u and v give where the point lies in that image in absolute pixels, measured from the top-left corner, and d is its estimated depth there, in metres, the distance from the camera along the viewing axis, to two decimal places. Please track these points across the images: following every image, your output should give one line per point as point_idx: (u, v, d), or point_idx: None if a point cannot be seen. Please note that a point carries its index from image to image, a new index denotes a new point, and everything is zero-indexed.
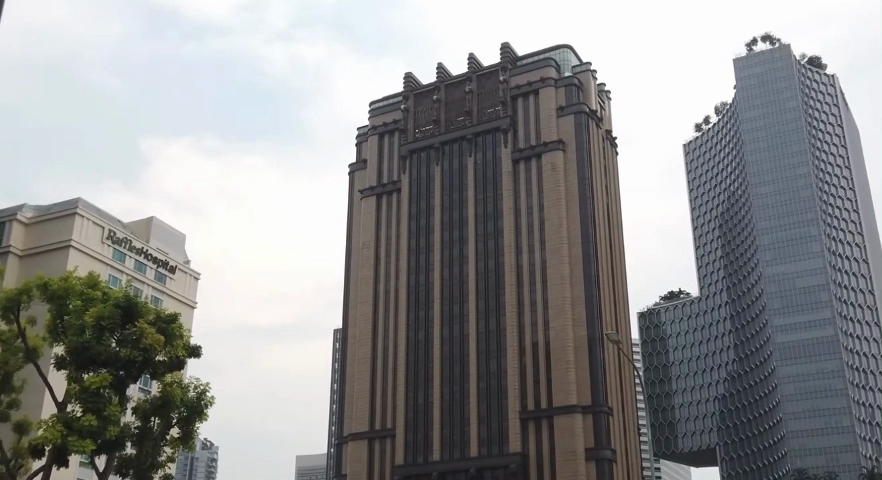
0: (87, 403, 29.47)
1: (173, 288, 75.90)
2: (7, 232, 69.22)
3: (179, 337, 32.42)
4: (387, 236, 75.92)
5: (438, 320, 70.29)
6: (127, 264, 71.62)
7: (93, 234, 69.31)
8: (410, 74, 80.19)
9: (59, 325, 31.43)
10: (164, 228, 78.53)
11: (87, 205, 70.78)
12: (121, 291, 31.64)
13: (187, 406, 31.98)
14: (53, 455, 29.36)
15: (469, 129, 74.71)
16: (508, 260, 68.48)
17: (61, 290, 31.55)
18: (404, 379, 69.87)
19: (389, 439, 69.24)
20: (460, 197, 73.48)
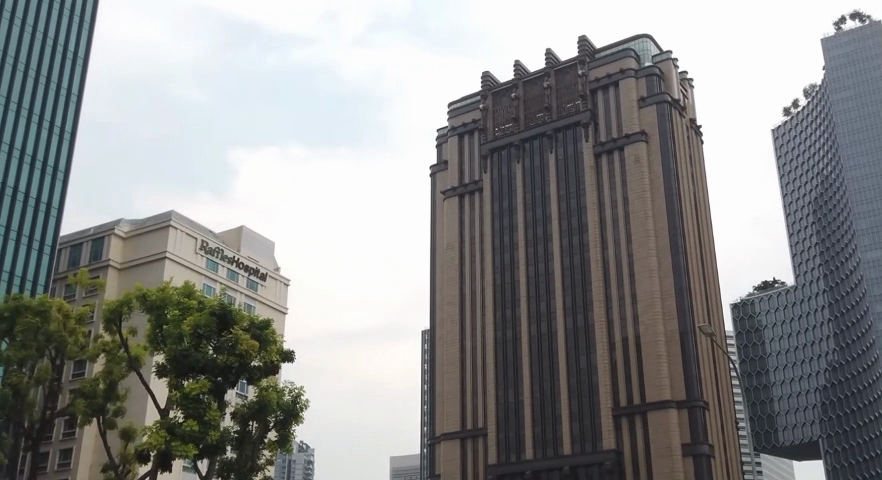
0: (188, 409, 30.47)
1: (264, 294, 77.96)
2: (106, 246, 72.02)
3: (272, 343, 33.27)
4: (471, 236, 76.24)
5: (525, 318, 70.01)
6: (220, 272, 73.68)
7: (186, 245, 71.55)
8: (487, 74, 80.33)
9: (159, 335, 32.48)
10: (253, 236, 80.47)
11: (181, 218, 73.16)
12: (215, 300, 32.59)
13: (284, 409, 32.73)
14: (158, 459, 30.47)
15: (549, 125, 74.23)
16: (594, 256, 67.74)
17: (159, 300, 32.71)
18: (493, 378, 69.93)
19: (481, 438, 69.53)
20: (543, 194, 72.97)
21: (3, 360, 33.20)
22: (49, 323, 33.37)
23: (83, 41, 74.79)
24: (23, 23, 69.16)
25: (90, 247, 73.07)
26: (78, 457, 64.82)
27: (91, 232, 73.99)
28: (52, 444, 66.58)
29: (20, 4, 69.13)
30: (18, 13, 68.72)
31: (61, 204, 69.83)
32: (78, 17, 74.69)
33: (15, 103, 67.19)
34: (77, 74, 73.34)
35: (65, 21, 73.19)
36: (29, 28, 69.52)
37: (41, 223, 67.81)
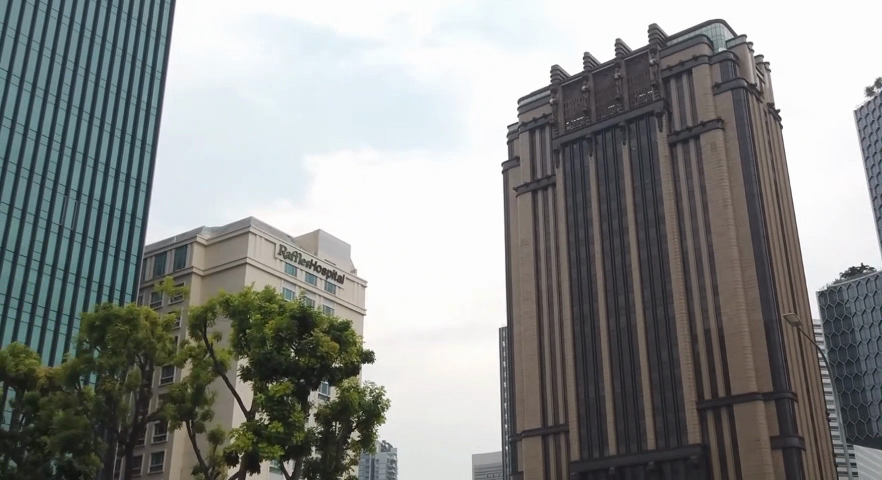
0: (273, 411, 31.05)
1: (342, 296, 78.94)
2: (189, 254, 73.93)
3: (352, 344, 33.68)
4: (546, 231, 75.85)
5: (604, 312, 69.27)
6: (298, 276, 74.95)
7: (264, 250, 72.96)
8: (557, 67, 79.75)
9: (242, 339, 33.18)
10: (330, 240, 81.62)
11: (259, 223, 74.70)
12: (295, 303, 33.24)
13: (365, 409, 33.10)
14: (247, 461, 31.12)
15: (621, 116, 73.27)
16: (672, 247, 66.61)
17: (241, 305, 33.42)
18: (574, 374, 69.44)
19: (563, 434, 69.13)
20: (617, 186, 72.04)
21: (96, 368, 34.34)
22: (138, 331, 34.34)
23: (161, 55, 76.98)
24: (103, 40, 71.63)
25: (173, 256, 75.22)
26: (169, 460, 66.74)
27: (175, 241, 76.17)
28: (145, 448, 68.79)
29: (101, 23, 71.66)
30: (99, 31, 71.27)
31: (145, 215, 72.15)
32: (155, 32, 76.93)
33: (99, 119, 69.72)
34: (156, 88, 75.56)
35: (143, 36, 75.50)
36: (110, 45, 72.01)
37: (127, 234, 70.23)
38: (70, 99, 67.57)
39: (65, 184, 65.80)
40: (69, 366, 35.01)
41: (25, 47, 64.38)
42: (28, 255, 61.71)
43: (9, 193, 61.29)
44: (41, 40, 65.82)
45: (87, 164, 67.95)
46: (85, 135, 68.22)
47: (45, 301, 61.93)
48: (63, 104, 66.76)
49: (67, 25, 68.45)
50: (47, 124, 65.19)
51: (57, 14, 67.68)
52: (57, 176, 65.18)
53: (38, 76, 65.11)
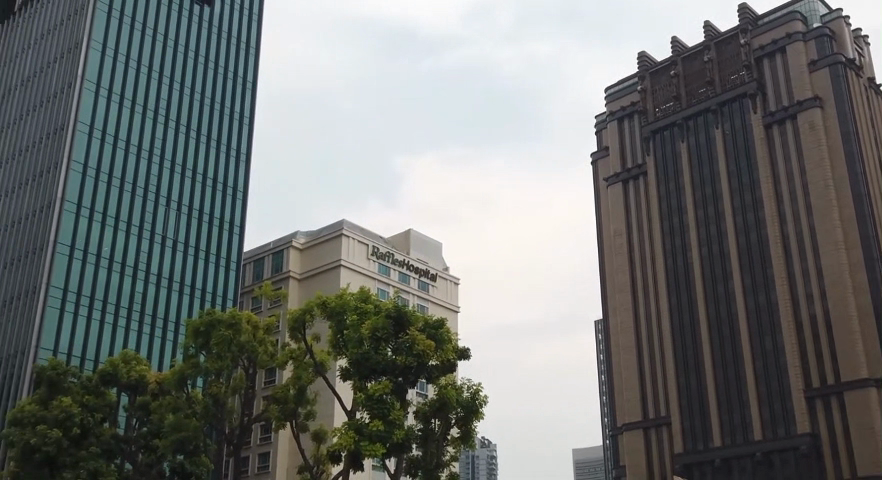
0: (373, 409, 31.48)
1: (436, 294, 79.46)
2: (285, 258, 75.69)
3: (448, 341, 33.76)
4: (638, 222, 74.61)
5: (703, 299, 67.74)
6: (392, 276, 75.81)
7: (357, 252, 74.08)
8: (644, 54, 78.32)
9: (340, 339, 33.74)
10: (422, 239, 82.26)
11: (351, 226, 75.87)
12: (390, 302, 33.64)
13: (464, 406, 33.23)
14: (349, 460, 31.61)
15: (712, 100, 71.44)
16: (772, 231, 64.67)
17: (338, 306, 34.05)
18: (673, 364, 68.20)
19: (665, 427, 67.97)
20: (711, 171, 70.32)
21: (203, 372, 35.54)
22: (240, 335, 35.35)
23: (252, 66, 78.71)
24: (195, 55, 73.95)
25: (271, 261, 77.09)
26: (275, 460, 68.54)
27: (272, 246, 78.01)
28: (252, 449, 70.71)
29: (193, 37, 74.20)
30: (191, 45, 73.76)
31: (243, 222, 73.62)
32: (245, 44, 78.78)
33: (195, 130, 71.90)
34: (248, 97, 77.16)
35: (233, 48, 77.45)
36: (202, 59, 74.38)
37: (226, 241, 71.94)
38: (167, 113, 70.13)
39: (166, 195, 68.21)
40: (177, 371, 36.27)
41: (122, 65, 67.93)
42: (135, 265, 64.32)
43: (113, 207, 64.29)
44: (137, 58, 69.11)
45: (186, 175, 70.13)
46: (182, 147, 70.44)
47: (152, 309, 64.33)
48: (160, 119, 69.40)
49: (160, 42, 71.42)
50: (146, 138, 67.92)
51: (151, 32, 70.81)
52: (158, 188, 67.73)
53: (135, 93, 68.19)
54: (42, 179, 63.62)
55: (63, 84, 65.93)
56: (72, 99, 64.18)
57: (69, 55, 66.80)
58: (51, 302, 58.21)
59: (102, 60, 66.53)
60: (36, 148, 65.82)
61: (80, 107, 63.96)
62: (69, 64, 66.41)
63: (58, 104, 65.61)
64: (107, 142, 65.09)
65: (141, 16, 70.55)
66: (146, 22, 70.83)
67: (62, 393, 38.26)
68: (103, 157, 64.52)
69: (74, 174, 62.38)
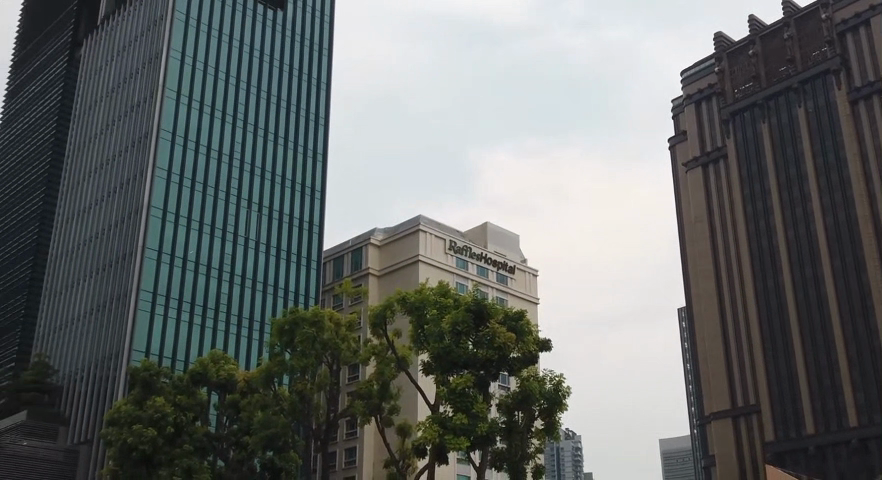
0: (457, 403, 31.58)
1: (515, 287, 79.31)
2: (365, 255, 76.53)
3: (528, 333, 33.62)
4: (720, 206, 73.01)
5: (791, 283, 65.90)
6: (470, 270, 76.07)
7: (435, 246, 74.43)
8: (720, 34, 76.50)
9: (421, 334, 33.95)
10: (499, 231, 82.18)
11: (428, 221, 76.33)
12: (470, 296, 33.68)
13: (547, 398, 33.03)
14: (434, 453, 31.86)
15: (794, 78, 69.24)
16: (862, 211, 62.54)
17: (418, 301, 34.24)
18: (762, 351, 66.49)
19: (755, 415, 66.45)
20: (794, 150, 68.27)
21: (289, 369, 36.16)
22: (324, 332, 35.93)
23: (326, 66, 79.55)
24: (270, 58, 75.21)
25: (350, 258, 78.13)
26: (361, 455, 69.51)
27: (350, 244, 79.05)
28: (339, 444, 71.85)
29: (267, 41, 75.52)
30: (266, 49, 75.10)
31: (321, 221, 74.35)
32: (318, 45, 79.73)
33: (273, 133, 73.13)
34: (323, 98, 77.97)
35: (307, 51, 78.42)
36: (277, 62, 75.61)
37: (307, 240, 72.85)
38: (245, 117, 71.63)
39: (247, 197, 69.72)
40: (265, 369, 37.06)
41: (201, 72, 69.80)
42: (219, 267, 65.95)
43: (197, 211, 66.12)
44: (214, 65, 70.85)
45: (265, 178, 71.43)
46: (261, 150, 71.76)
47: (237, 310, 65.82)
48: (239, 123, 70.95)
49: (236, 48, 72.94)
50: (226, 143, 69.54)
51: (226, 38, 72.43)
52: (239, 191, 69.25)
53: (214, 99, 69.92)
54: (128, 187, 65.84)
55: (145, 94, 68.06)
56: (154, 107, 66.33)
57: (150, 65, 68.97)
58: (142, 306, 60.24)
59: (181, 69, 68.49)
60: (121, 157, 68.10)
61: (162, 116, 65.99)
62: (150, 75, 68.54)
63: (141, 113, 67.78)
64: (189, 148, 67.00)
65: (217, 24, 72.30)
66: (222, 29, 72.50)
67: (155, 393, 39.51)
68: (185, 163, 66.46)
69: (159, 181, 64.43)
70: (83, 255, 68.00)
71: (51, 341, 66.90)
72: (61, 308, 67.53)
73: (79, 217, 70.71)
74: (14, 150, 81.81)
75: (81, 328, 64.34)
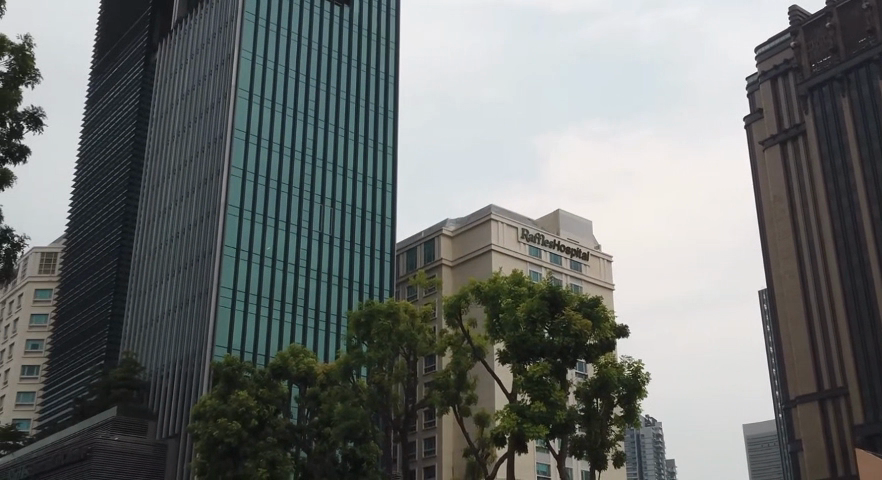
0: (534, 391, 31.46)
1: (589, 273, 78.74)
2: (437, 246, 76.79)
3: (605, 319, 33.28)
4: (799, 184, 71.13)
5: (876, 260, 63.86)
6: (543, 258, 75.84)
7: (507, 236, 74.28)
8: (795, 8, 74.28)
9: (496, 323, 33.92)
10: (571, 218, 81.68)
11: (500, 210, 76.30)
12: (544, 283, 33.43)
13: (625, 384, 32.53)
14: (513, 443, 31.74)
15: (874, 50, 67.05)
16: None
17: (492, 290, 34.24)
18: (848, 332, 64.60)
19: (843, 398, 64.46)
20: (877, 125, 65.95)
21: (366, 362, 36.47)
22: (399, 324, 36.23)
23: (393, 60, 79.79)
24: (338, 54, 75.94)
25: (423, 250, 78.58)
26: (441, 445, 70.06)
27: (422, 236, 79.51)
28: (418, 434, 72.45)
29: (335, 38, 76.26)
30: (334, 46, 75.83)
31: (394, 213, 74.65)
32: (386, 39, 80.08)
33: (343, 128, 73.83)
34: (391, 91, 78.25)
35: (374, 44, 78.77)
36: (345, 58, 76.25)
37: (380, 233, 73.19)
38: (316, 113, 72.50)
39: (320, 193, 70.60)
40: (343, 362, 37.64)
41: (271, 71, 71.03)
42: (295, 262, 67.04)
43: (273, 207, 67.43)
44: (284, 64, 71.99)
45: (337, 173, 72.18)
46: (332, 145, 72.55)
47: (315, 304, 66.77)
48: (310, 119, 71.94)
49: (305, 45, 73.93)
50: (298, 140, 70.62)
51: (295, 36, 73.47)
52: (312, 187, 70.19)
53: (285, 97, 71.08)
54: (206, 187, 67.38)
55: (218, 95, 69.57)
56: (228, 108, 67.79)
57: (222, 67, 70.43)
58: (222, 303, 61.73)
59: (252, 68, 69.83)
60: (198, 158, 69.73)
61: (236, 116, 67.44)
62: (222, 76, 70.00)
63: (215, 114, 69.28)
64: (262, 146, 68.33)
65: (286, 22, 73.36)
66: (291, 28, 73.53)
67: (238, 387, 40.25)
68: (259, 161, 67.78)
69: (235, 179, 65.89)
70: (165, 255, 69.87)
71: (138, 339, 68.98)
72: (146, 307, 69.58)
73: (160, 218, 72.70)
74: (96, 155, 84.43)
75: (166, 325, 66.16)
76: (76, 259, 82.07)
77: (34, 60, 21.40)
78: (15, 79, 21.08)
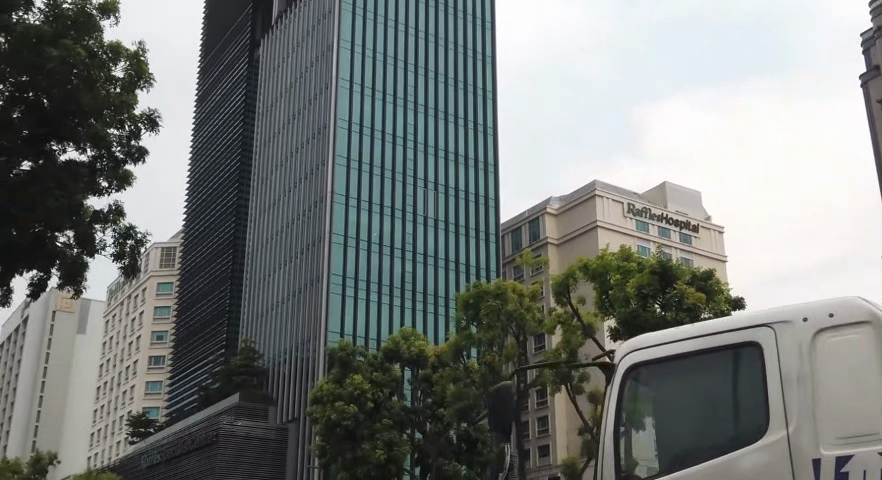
0: None
1: (699, 246, 76.87)
2: (542, 225, 76.33)
3: (719, 292, 32.39)
4: None
5: None
6: (651, 232, 74.44)
7: (613, 211, 73.19)
8: None
9: (606, 299, 33.50)
10: (679, 190, 79.87)
11: (604, 186, 75.22)
12: (654, 258, 32.70)
13: None
14: None
15: None
16: None
17: (600, 267, 33.80)
18: None
19: None
20: None
21: (477, 342, 36.64)
22: (508, 303, 36.17)
23: (489, 39, 79.26)
24: (435, 38, 76.05)
25: (528, 229, 78.26)
26: (554, 424, 69.97)
27: (526, 215, 79.16)
28: (531, 414, 72.55)
29: (431, 21, 76.38)
30: (430, 30, 75.98)
31: (497, 194, 74.41)
32: (482, 18, 79.58)
33: (443, 112, 73.99)
34: (489, 72, 77.86)
35: (471, 25, 78.53)
36: (442, 41, 76.27)
37: (483, 215, 73.12)
38: (415, 98, 72.91)
39: (422, 177, 71.08)
40: (453, 343, 38.01)
41: (369, 59, 71.83)
42: (401, 247, 67.86)
43: (377, 193, 68.36)
44: (381, 50, 72.68)
45: (439, 156, 72.46)
46: (432, 129, 72.92)
47: (423, 288, 67.44)
48: (409, 104, 72.45)
49: (402, 31, 74.37)
50: (399, 126, 71.31)
51: (392, 23, 74.08)
52: (414, 172, 70.80)
53: (384, 84, 71.79)
54: (313, 176, 68.88)
55: (321, 85, 70.94)
56: (330, 98, 69.05)
57: (323, 57, 71.74)
58: (333, 289, 63.14)
59: (351, 57, 70.82)
60: (305, 148, 71.25)
61: (338, 105, 68.61)
62: (323, 67, 71.33)
63: (318, 104, 70.68)
64: (365, 134, 69.33)
65: (381, 9, 73.96)
66: (386, 15, 74.10)
67: (353, 372, 40.90)
68: (362, 149, 68.79)
69: (340, 168, 67.13)
70: (277, 245, 71.79)
71: (256, 327, 71.32)
72: (263, 296, 71.78)
73: (271, 208, 74.73)
74: (207, 152, 87.45)
75: (281, 312, 68.10)
76: (194, 253, 85.32)
77: (148, 65, 22.21)
78: (131, 84, 22.00)
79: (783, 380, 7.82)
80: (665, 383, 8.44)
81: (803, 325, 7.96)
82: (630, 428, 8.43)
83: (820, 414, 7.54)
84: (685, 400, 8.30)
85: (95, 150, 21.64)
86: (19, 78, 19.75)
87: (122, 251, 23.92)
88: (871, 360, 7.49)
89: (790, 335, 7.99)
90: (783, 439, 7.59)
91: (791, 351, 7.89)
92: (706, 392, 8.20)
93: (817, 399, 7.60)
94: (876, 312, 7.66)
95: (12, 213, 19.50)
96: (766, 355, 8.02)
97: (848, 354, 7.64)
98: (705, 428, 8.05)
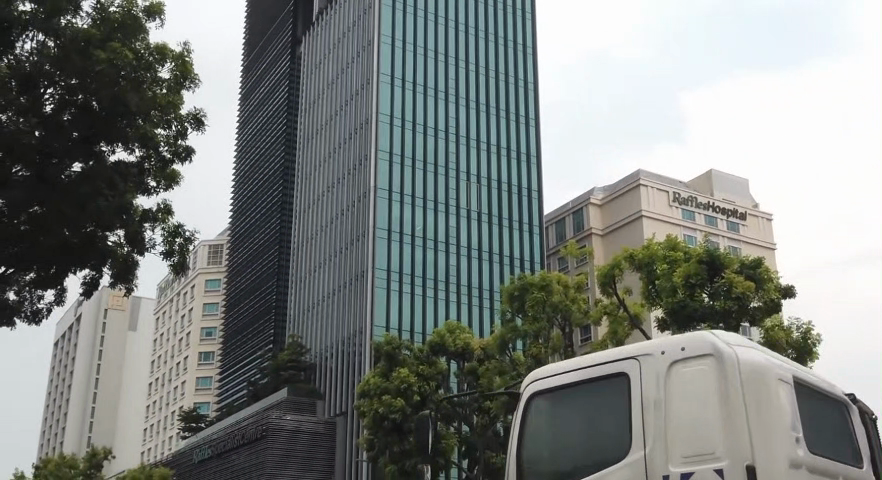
0: None
1: (747, 234, 75.71)
2: (586, 216, 75.81)
3: (769, 281, 31.81)
4: None
5: None
6: (698, 220, 73.56)
7: (658, 200, 72.46)
8: None
9: (653, 290, 33.12)
10: (725, 177, 78.78)
11: (649, 175, 74.46)
12: (701, 247, 32.22)
13: (795, 346, 31.15)
14: None
15: None
16: None
17: (646, 257, 33.37)
18: None
19: None
20: None
21: (523, 334, 36.48)
22: (553, 295, 35.94)
23: (530, 29, 78.77)
24: (475, 30, 75.87)
25: (572, 220, 77.81)
26: None
27: (570, 206, 78.72)
28: None
29: (471, 14, 76.14)
30: (470, 22, 75.76)
31: (540, 186, 73.98)
32: (522, 9, 79.09)
33: (484, 105, 73.78)
34: (530, 63, 77.39)
35: (511, 15, 78.14)
36: (482, 33, 76.02)
37: (526, 206, 72.80)
38: (456, 91, 72.80)
39: (465, 170, 70.97)
40: (499, 335, 38.00)
41: (410, 53, 71.91)
42: (445, 241, 67.90)
43: (420, 187, 68.47)
44: (421, 44, 72.70)
45: (481, 149, 72.30)
46: (474, 122, 72.76)
47: (467, 281, 67.46)
48: (451, 98, 72.38)
49: (442, 24, 74.29)
50: (440, 119, 71.31)
51: (432, 16, 74.02)
52: (457, 165, 70.74)
53: (425, 78, 71.84)
54: (356, 171, 69.22)
55: (362, 81, 71.22)
56: (371, 93, 69.28)
57: (364, 53, 71.98)
58: (378, 283, 63.46)
59: (392, 52, 70.97)
60: (347, 143, 71.57)
61: (379, 100, 68.82)
62: (364, 63, 71.58)
63: (360, 99, 70.95)
64: (407, 128, 69.46)
65: (421, 3, 73.97)
66: (426, 8, 74.05)
67: (399, 365, 41.19)
68: (404, 143, 68.91)
69: (383, 163, 67.36)
70: (322, 240, 72.30)
71: (303, 322, 71.97)
72: (309, 291, 72.37)
73: (315, 204, 75.26)
74: (252, 149, 88.27)
75: (327, 307, 68.59)
76: (241, 249, 86.27)
77: (193, 65, 22.51)
78: (177, 84, 22.30)
79: (644, 405, 8.94)
80: (563, 411, 9.70)
81: (662, 357, 9.07)
82: (540, 449, 9.72)
83: (671, 437, 8.62)
84: (576, 423, 9.53)
85: (143, 150, 21.93)
86: (69, 81, 20.07)
87: (171, 248, 24.24)
88: (714, 390, 8.53)
89: (651, 365, 9.12)
90: (641, 458, 8.75)
91: (651, 381, 9.00)
92: (590, 419, 9.39)
93: (669, 425, 8.68)
94: (717, 347, 8.71)
95: (65, 211, 19.89)
96: (632, 383, 9.19)
97: (696, 385, 8.68)
98: (590, 450, 9.22)
